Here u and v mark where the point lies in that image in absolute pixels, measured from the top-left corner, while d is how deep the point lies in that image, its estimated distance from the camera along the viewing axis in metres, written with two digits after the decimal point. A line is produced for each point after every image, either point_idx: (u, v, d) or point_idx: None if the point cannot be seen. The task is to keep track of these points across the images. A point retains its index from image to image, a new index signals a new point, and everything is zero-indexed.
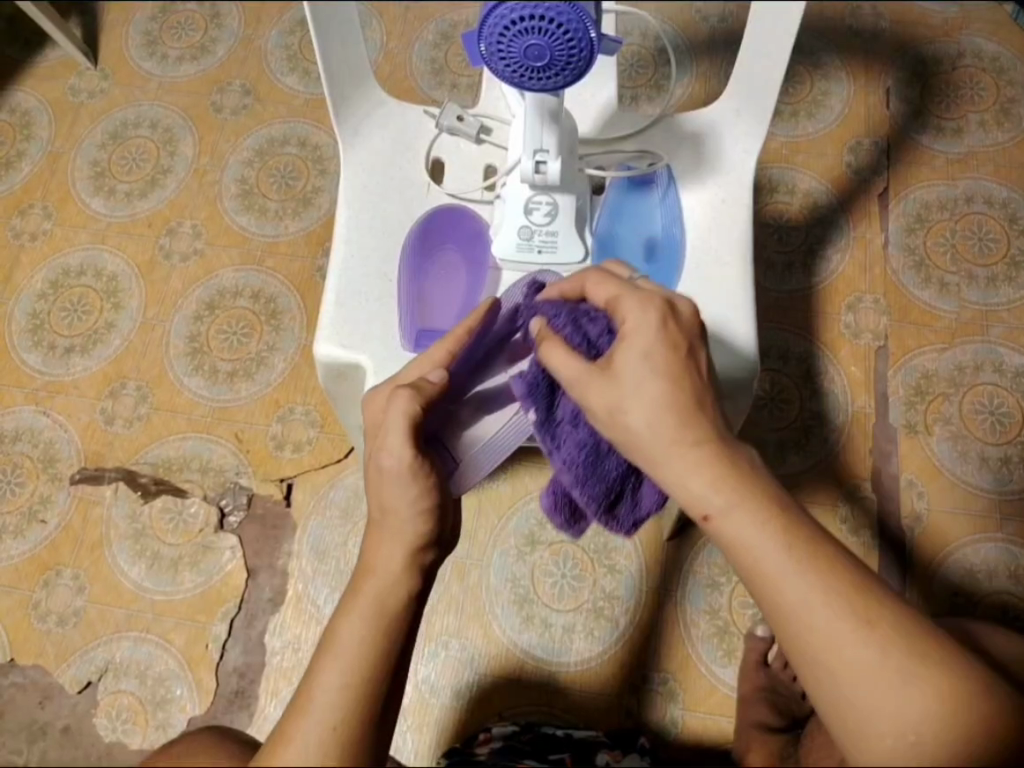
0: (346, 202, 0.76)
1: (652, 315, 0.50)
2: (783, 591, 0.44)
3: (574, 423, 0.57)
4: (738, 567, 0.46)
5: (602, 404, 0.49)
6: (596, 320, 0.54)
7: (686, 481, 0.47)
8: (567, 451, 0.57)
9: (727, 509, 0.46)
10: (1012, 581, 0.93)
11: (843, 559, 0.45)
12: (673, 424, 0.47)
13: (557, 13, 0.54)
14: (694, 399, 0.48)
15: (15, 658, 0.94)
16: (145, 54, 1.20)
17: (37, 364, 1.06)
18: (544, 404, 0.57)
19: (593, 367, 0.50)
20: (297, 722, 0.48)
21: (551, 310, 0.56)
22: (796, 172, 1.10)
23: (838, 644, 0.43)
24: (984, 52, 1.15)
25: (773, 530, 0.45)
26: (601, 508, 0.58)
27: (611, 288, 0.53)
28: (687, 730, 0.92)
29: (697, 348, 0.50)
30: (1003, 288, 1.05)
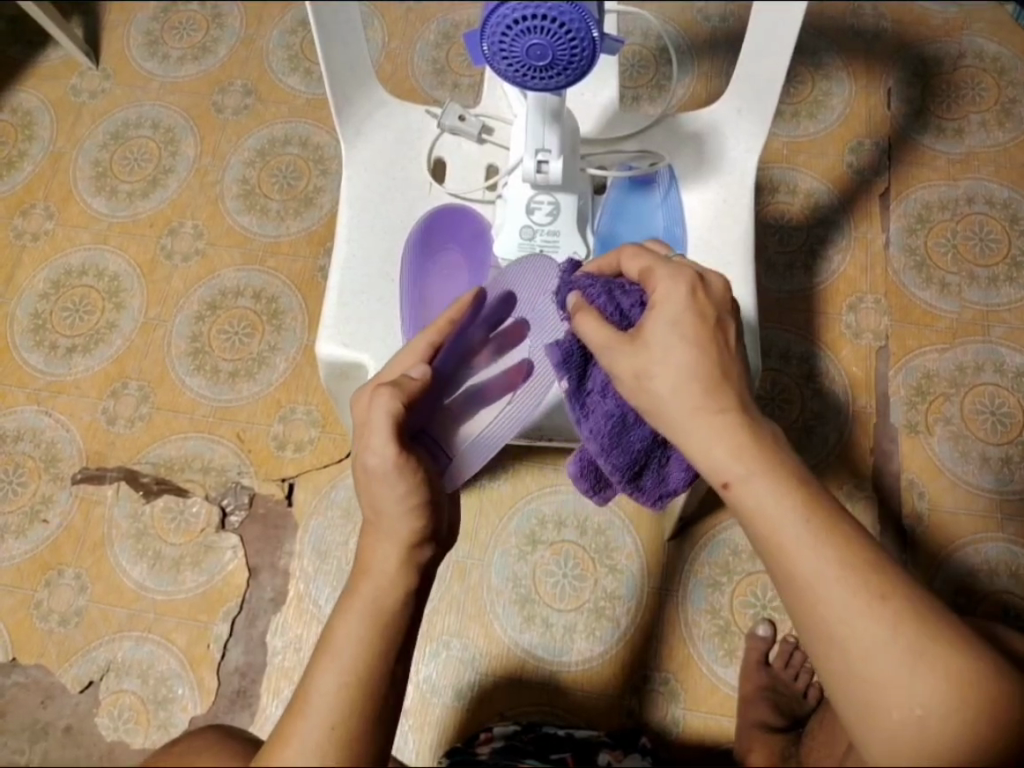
0: (349, 202, 0.76)
1: (681, 286, 0.52)
2: (798, 563, 0.44)
3: (603, 394, 0.58)
4: (754, 538, 0.47)
5: (629, 371, 0.51)
6: (628, 293, 0.56)
7: (707, 450, 0.48)
8: (595, 421, 0.59)
9: (746, 477, 0.46)
10: (1013, 581, 0.93)
11: (857, 536, 0.45)
12: (699, 391, 0.49)
13: (560, 13, 0.54)
14: (719, 367, 0.49)
15: (17, 658, 0.94)
16: (146, 54, 1.20)
17: (39, 364, 1.06)
18: (577, 374, 0.58)
19: (622, 335, 0.52)
20: (296, 724, 0.47)
21: (585, 282, 0.57)
22: (797, 172, 1.10)
23: (850, 617, 0.43)
24: (985, 53, 1.15)
25: (791, 500, 0.46)
26: (626, 476, 0.60)
27: (644, 262, 0.55)
28: (689, 730, 0.92)
29: (726, 320, 0.52)
30: (1004, 288, 1.05)
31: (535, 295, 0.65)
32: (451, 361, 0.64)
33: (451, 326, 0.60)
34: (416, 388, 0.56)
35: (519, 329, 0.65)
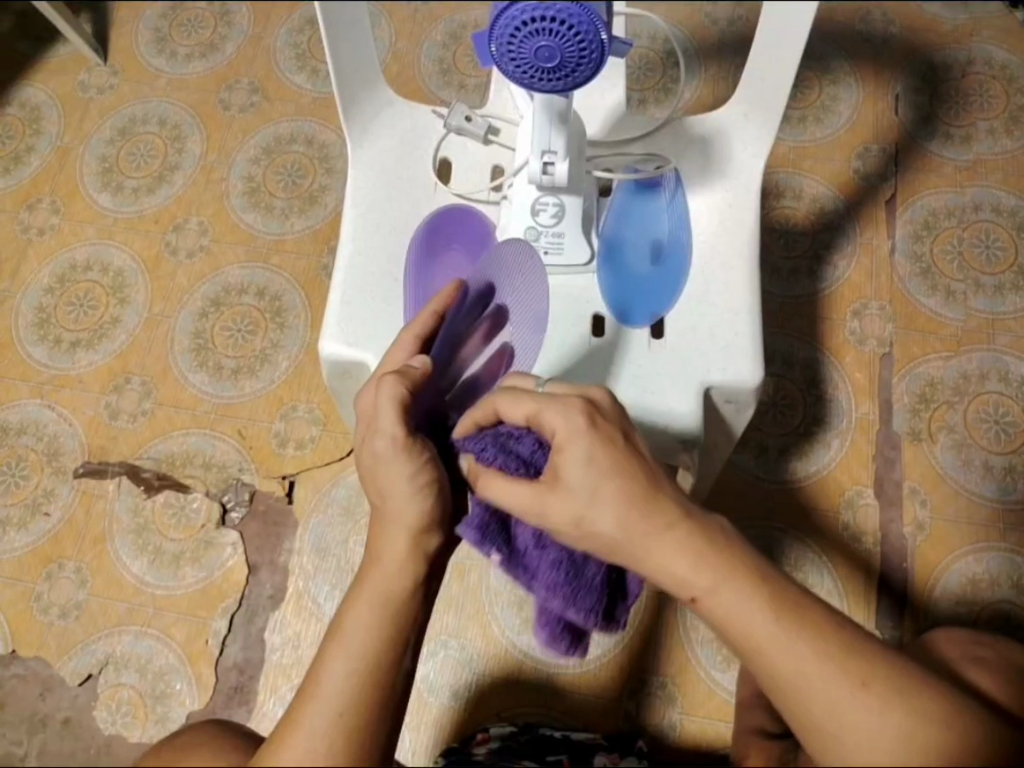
0: (353, 202, 0.76)
1: (580, 419, 0.49)
2: (778, 662, 0.44)
3: (540, 548, 0.58)
4: (728, 640, 0.46)
5: (566, 519, 0.49)
6: (523, 434, 0.55)
7: (667, 566, 0.46)
8: (545, 577, 0.57)
9: (711, 590, 0.45)
10: (1014, 591, 0.93)
11: (831, 618, 0.45)
12: (642, 516, 0.47)
13: (568, 15, 0.55)
14: (649, 486, 0.48)
15: (17, 650, 0.94)
16: (154, 51, 1.20)
17: (43, 358, 1.06)
18: (504, 541, 0.57)
19: (541, 486, 0.49)
20: (305, 709, 0.47)
21: (474, 444, 0.56)
22: (803, 178, 1.10)
23: (836, 709, 0.43)
24: (994, 60, 1.15)
25: (760, 600, 0.45)
26: (598, 618, 0.58)
27: (525, 406, 0.51)
28: (685, 734, 0.92)
29: (628, 433, 0.51)
30: (1010, 296, 1.04)
31: (513, 278, 0.68)
32: (441, 355, 0.65)
33: (436, 318, 0.62)
34: (420, 375, 0.57)
35: (499, 316, 0.67)
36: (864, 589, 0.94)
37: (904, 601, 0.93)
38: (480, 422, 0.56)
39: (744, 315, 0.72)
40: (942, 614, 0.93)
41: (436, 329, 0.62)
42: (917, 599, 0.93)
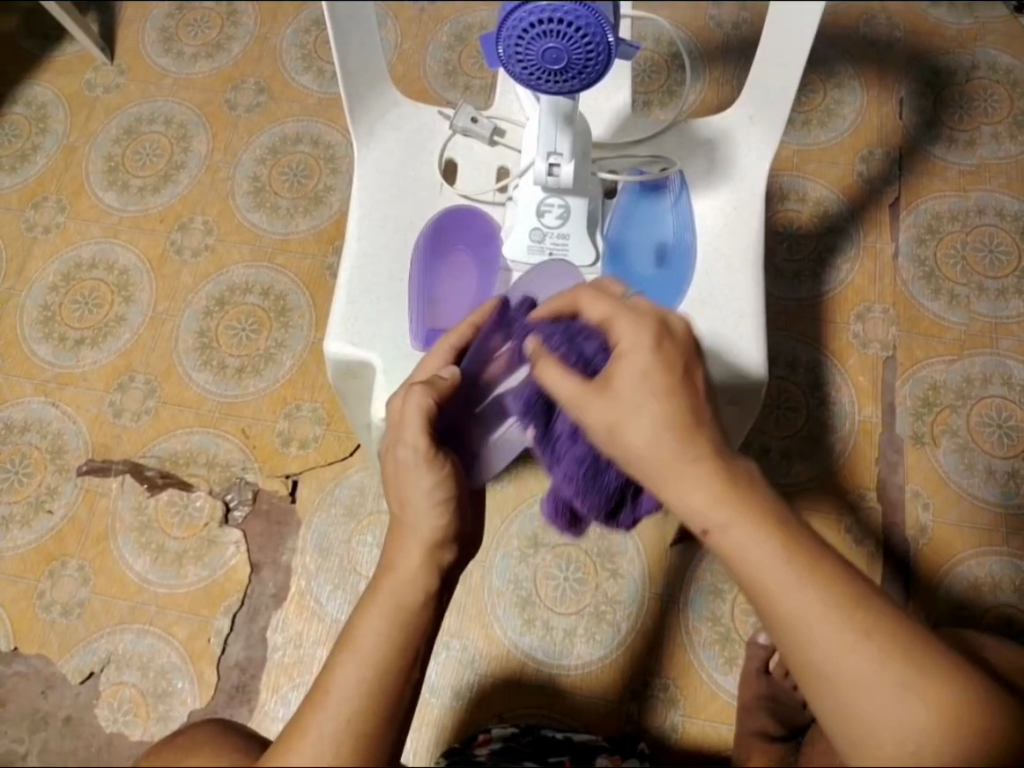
0: (359, 202, 0.76)
1: (644, 336, 0.49)
2: (784, 603, 0.43)
3: (571, 440, 0.58)
4: (738, 581, 0.45)
5: (603, 424, 0.49)
6: (590, 337, 0.55)
7: (686, 499, 0.46)
8: (566, 465, 0.59)
9: (726, 524, 0.45)
10: (1016, 594, 0.93)
11: (841, 569, 0.44)
12: (676, 443, 0.46)
13: (576, 17, 0.55)
14: (693, 414, 0.47)
15: (19, 647, 0.94)
16: (161, 50, 1.21)
17: (47, 355, 1.06)
18: (542, 421, 0.60)
19: (590, 386, 0.50)
20: (314, 714, 0.47)
21: (545, 330, 0.58)
22: (807, 181, 1.10)
23: (838, 657, 0.42)
24: (998, 65, 1.15)
25: (770, 542, 0.44)
26: (603, 512, 0.60)
27: (605, 308, 0.52)
28: (687, 736, 0.92)
29: (692, 365, 0.50)
30: (1013, 300, 1.04)
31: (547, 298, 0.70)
32: (470, 369, 0.64)
33: (473, 330, 0.63)
34: (448, 386, 0.58)
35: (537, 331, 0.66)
36: None
37: (906, 603, 0.93)
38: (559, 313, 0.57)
39: (745, 315, 0.72)
40: (943, 617, 0.93)
41: (471, 341, 0.63)
42: (918, 603, 0.93)
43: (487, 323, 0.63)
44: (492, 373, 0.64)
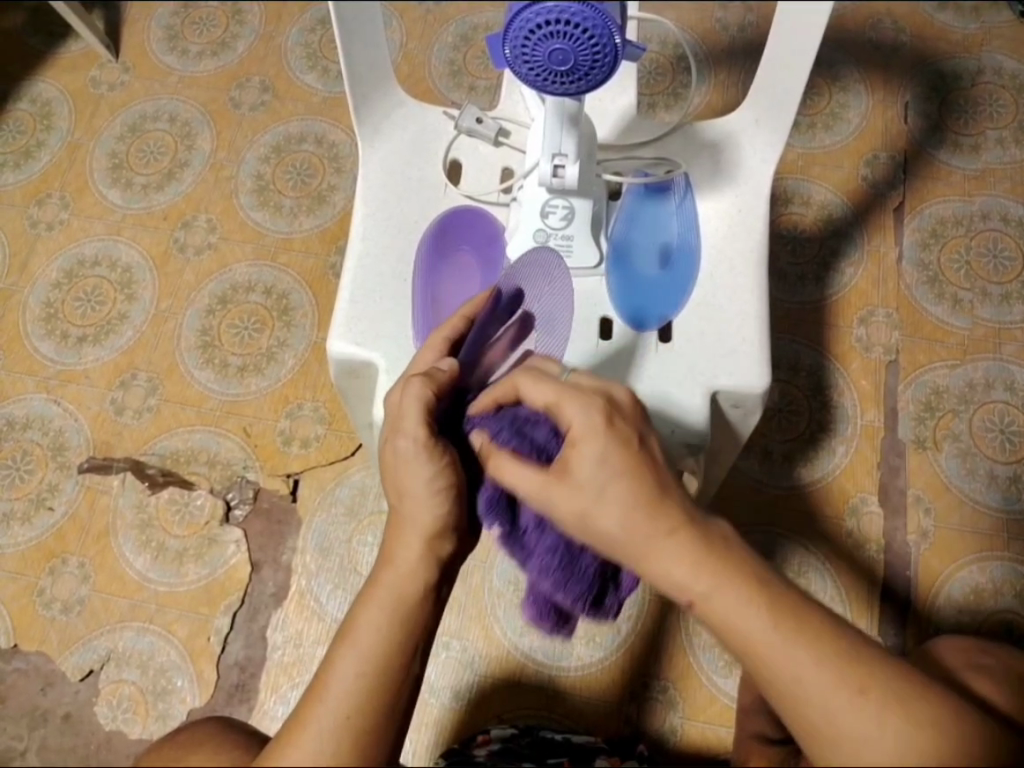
0: (363, 202, 0.76)
1: (597, 415, 0.48)
2: (776, 666, 0.43)
3: (539, 532, 0.57)
4: (727, 645, 0.45)
5: (569, 514, 0.48)
6: (540, 422, 0.55)
7: (667, 572, 0.45)
8: (539, 559, 0.57)
9: (708, 594, 0.45)
10: (1017, 600, 0.93)
11: (829, 625, 0.44)
12: (645, 521, 0.46)
13: (583, 18, 0.55)
14: (658, 490, 0.47)
15: (19, 644, 0.94)
16: (166, 49, 1.21)
17: (50, 353, 1.06)
18: (507, 517, 0.57)
19: (550, 474, 0.49)
20: (314, 708, 0.47)
21: (489, 424, 0.55)
22: (811, 184, 1.10)
23: (837, 715, 0.42)
24: (1004, 69, 1.15)
25: (757, 607, 0.44)
26: (586, 601, 0.59)
27: (549, 392, 0.50)
28: (686, 739, 0.92)
29: (646, 437, 0.49)
30: (1016, 305, 1.04)
31: (540, 284, 0.69)
32: (468, 358, 0.64)
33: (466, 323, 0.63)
34: (446, 377, 0.58)
35: (525, 323, 0.67)
36: (867, 595, 0.94)
37: (907, 608, 0.93)
38: (500, 400, 0.55)
39: (750, 320, 0.72)
40: (944, 623, 0.93)
41: (466, 331, 0.63)
42: (919, 607, 0.93)
43: (482, 311, 0.64)
44: (491, 360, 0.65)
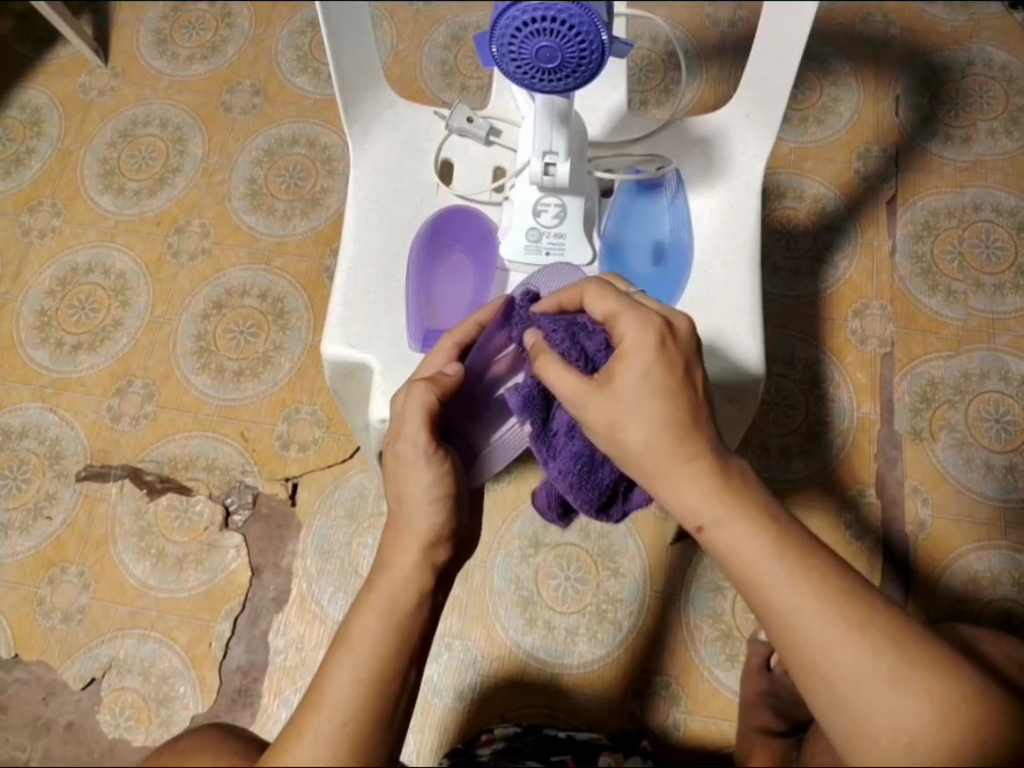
0: (355, 202, 0.76)
1: (650, 334, 0.49)
2: (778, 597, 0.43)
3: (569, 435, 0.59)
4: (731, 577, 0.46)
5: (602, 421, 0.48)
6: (593, 334, 0.56)
7: (679, 495, 0.46)
8: (561, 461, 0.60)
9: (719, 520, 0.45)
10: (1015, 588, 0.93)
11: (830, 563, 0.44)
12: (672, 440, 0.47)
13: (569, 15, 0.54)
14: (694, 412, 0.48)
15: (19, 654, 0.94)
16: (156, 53, 1.20)
17: (44, 361, 1.06)
18: (540, 417, 0.60)
19: (592, 383, 0.49)
20: (310, 717, 0.47)
21: (548, 323, 0.57)
22: (805, 178, 1.10)
23: (830, 651, 0.42)
24: (994, 61, 1.15)
25: (763, 537, 0.44)
26: (592, 506, 0.62)
27: (609, 305, 0.52)
28: (690, 733, 0.92)
29: (694, 365, 0.50)
30: (1010, 296, 1.05)
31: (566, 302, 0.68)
32: (475, 365, 0.63)
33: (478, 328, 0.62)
34: (452, 382, 0.58)
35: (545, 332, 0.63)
36: (866, 587, 0.94)
37: (906, 600, 0.93)
38: (563, 305, 0.57)
39: (744, 312, 0.72)
40: (943, 613, 0.93)
41: (476, 337, 0.62)
42: (917, 599, 0.94)
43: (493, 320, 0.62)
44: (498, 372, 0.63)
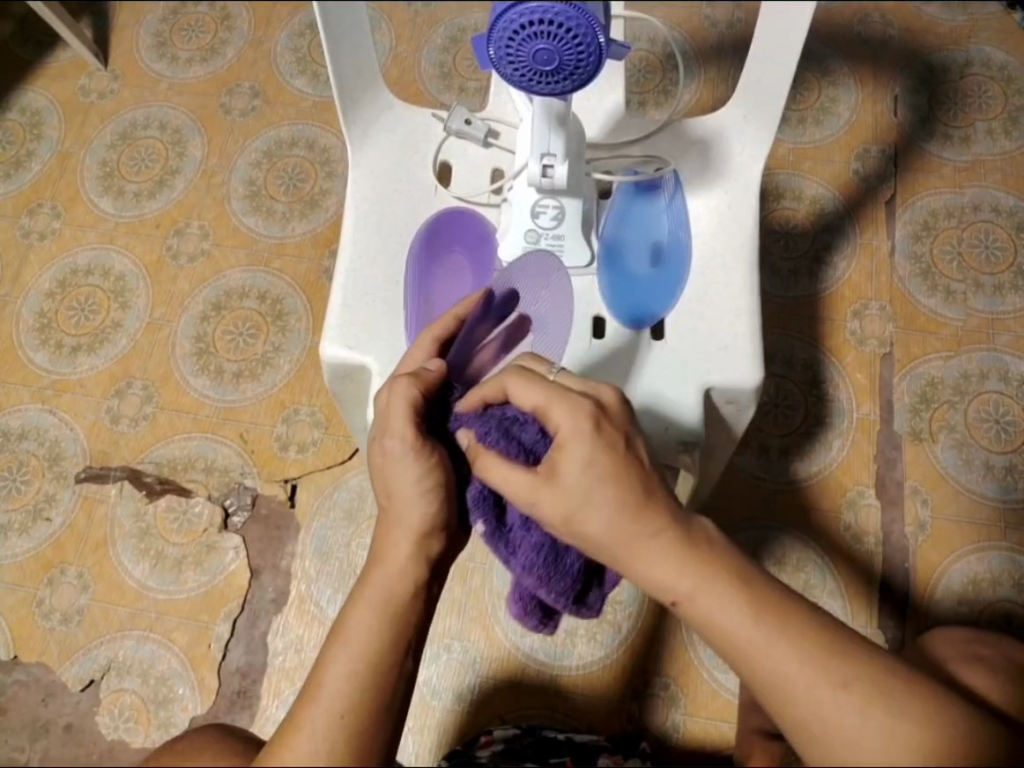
0: (354, 204, 0.76)
1: (584, 421, 0.48)
2: (760, 665, 0.43)
3: (525, 530, 0.56)
4: (713, 644, 0.46)
5: (555, 515, 0.47)
6: (527, 424, 0.53)
7: (652, 572, 0.46)
8: (523, 556, 0.56)
9: (693, 593, 0.45)
10: (1016, 590, 0.93)
11: (810, 619, 0.44)
12: (631, 521, 0.46)
13: (566, 18, 0.55)
14: (642, 494, 0.46)
15: (18, 655, 0.94)
16: (155, 55, 1.21)
17: (44, 363, 1.06)
18: (492, 516, 0.57)
19: (537, 476, 0.48)
20: (307, 709, 0.47)
21: (476, 423, 0.54)
22: (803, 179, 1.10)
23: (818, 711, 0.42)
24: (992, 61, 1.15)
25: (739, 604, 0.44)
26: (569, 599, 0.58)
27: (537, 393, 0.50)
28: (689, 735, 0.92)
29: (633, 441, 0.48)
30: (1009, 296, 1.04)
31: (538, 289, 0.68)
32: (457, 358, 0.64)
33: (457, 323, 0.63)
34: (435, 377, 0.57)
35: (522, 323, 0.67)
36: (867, 588, 0.94)
37: (906, 601, 0.93)
38: (487, 399, 0.55)
39: (742, 316, 0.72)
40: (943, 614, 0.93)
41: (456, 331, 0.63)
42: (917, 600, 0.93)
43: (472, 312, 0.63)
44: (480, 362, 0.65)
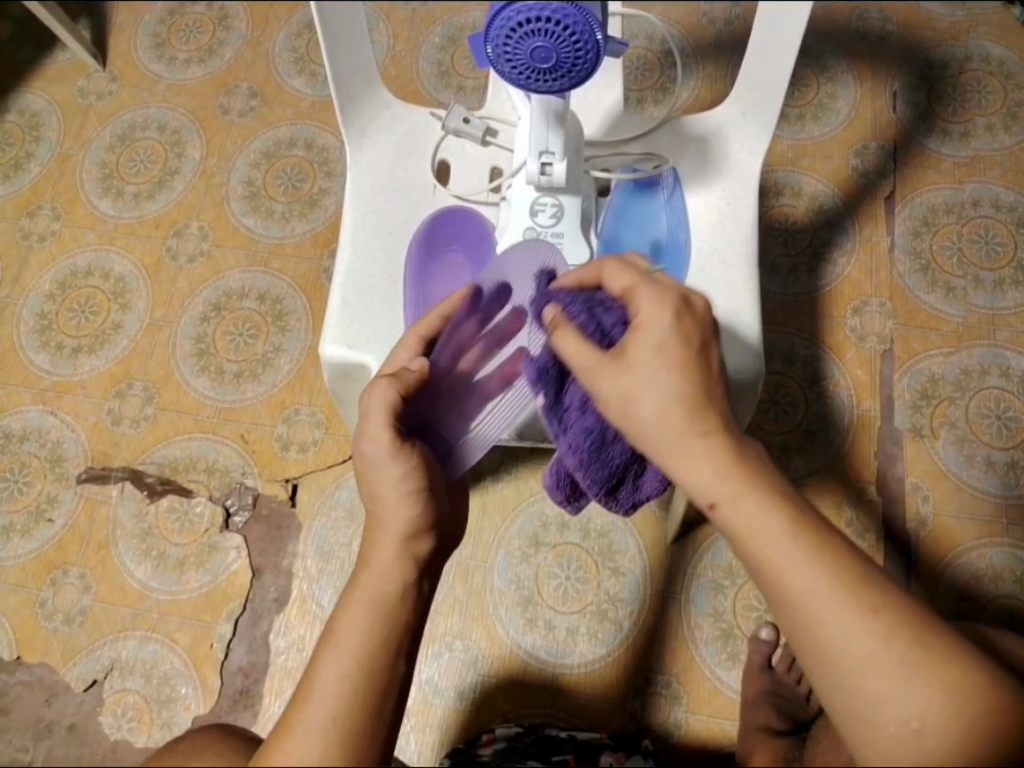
0: (352, 204, 0.76)
1: (666, 310, 0.49)
2: (792, 582, 0.44)
3: (581, 410, 0.57)
4: (744, 556, 0.46)
5: (614, 394, 0.49)
6: (611, 310, 0.54)
7: (693, 472, 0.47)
8: (572, 436, 0.58)
9: (734, 497, 0.46)
10: (1018, 585, 0.93)
11: (845, 549, 0.45)
12: (683, 417, 0.47)
13: (563, 15, 0.54)
14: (704, 391, 0.47)
15: (21, 656, 0.94)
16: (153, 56, 1.21)
17: (45, 364, 1.06)
18: (554, 389, 0.59)
19: (604, 356, 0.50)
20: (300, 710, 0.47)
21: (567, 297, 0.56)
22: (801, 175, 1.10)
23: (845, 634, 0.43)
24: (991, 57, 1.15)
25: (779, 517, 0.45)
26: (601, 487, 0.61)
27: (628, 279, 0.52)
28: (691, 734, 0.92)
29: (709, 344, 0.49)
30: (1010, 292, 1.04)
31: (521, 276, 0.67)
32: (440, 359, 0.63)
33: (444, 321, 0.62)
34: (415, 378, 0.58)
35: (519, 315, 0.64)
36: None
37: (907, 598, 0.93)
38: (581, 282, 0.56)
39: (741, 311, 0.72)
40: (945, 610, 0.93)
41: (442, 331, 0.63)
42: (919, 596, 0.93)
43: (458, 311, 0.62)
44: (467, 362, 0.64)
